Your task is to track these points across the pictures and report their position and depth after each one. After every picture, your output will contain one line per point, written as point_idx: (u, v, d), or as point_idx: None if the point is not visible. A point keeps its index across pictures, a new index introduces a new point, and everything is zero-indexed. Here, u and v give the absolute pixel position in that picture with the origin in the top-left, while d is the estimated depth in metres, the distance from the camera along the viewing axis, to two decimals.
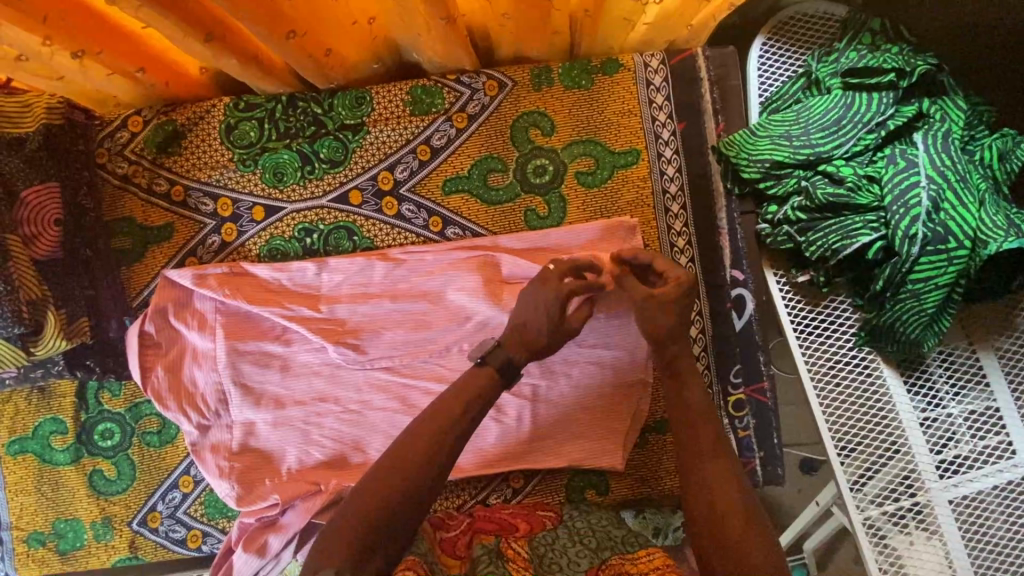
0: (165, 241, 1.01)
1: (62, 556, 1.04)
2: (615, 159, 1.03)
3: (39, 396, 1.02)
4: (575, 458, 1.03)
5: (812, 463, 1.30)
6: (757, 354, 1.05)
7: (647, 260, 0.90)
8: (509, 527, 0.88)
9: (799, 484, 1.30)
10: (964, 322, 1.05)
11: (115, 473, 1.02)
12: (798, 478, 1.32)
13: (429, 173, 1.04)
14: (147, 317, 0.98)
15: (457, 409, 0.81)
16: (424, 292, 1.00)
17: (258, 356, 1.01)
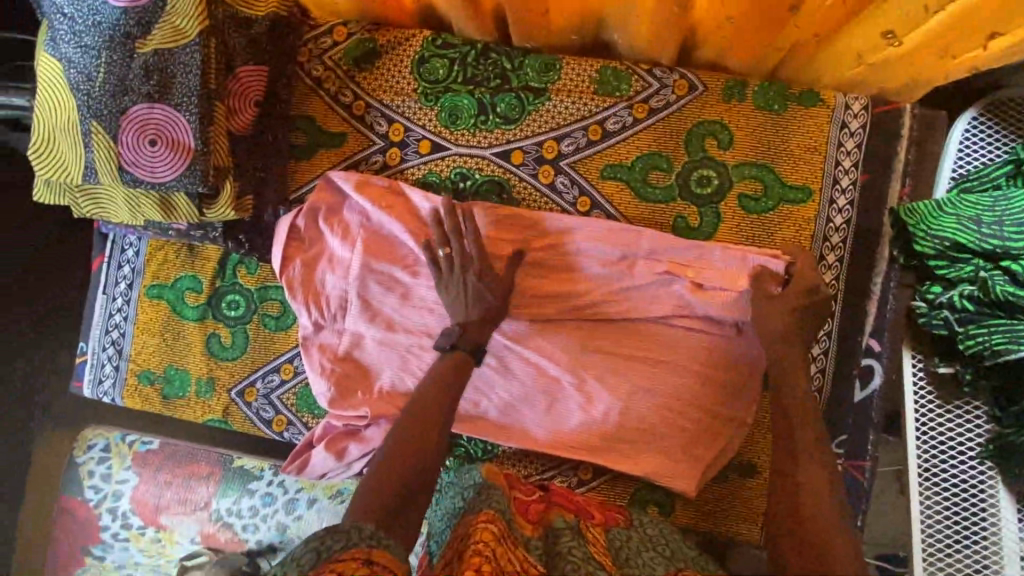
0: (334, 147, 1.07)
1: (164, 400, 1.12)
2: (783, 192, 1.00)
3: (187, 253, 1.11)
4: (648, 471, 1.02)
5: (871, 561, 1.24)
6: (868, 431, 1.00)
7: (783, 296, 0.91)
8: (585, 511, 0.90)
9: None
10: None
11: (230, 341, 1.10)
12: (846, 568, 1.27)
13: (593, 154, 1.03)
14: (301, 212, 1.05)
15: (449, 373, 0.93)
16: (555, 263, 1.03)
17: (385, 278, 1.05)
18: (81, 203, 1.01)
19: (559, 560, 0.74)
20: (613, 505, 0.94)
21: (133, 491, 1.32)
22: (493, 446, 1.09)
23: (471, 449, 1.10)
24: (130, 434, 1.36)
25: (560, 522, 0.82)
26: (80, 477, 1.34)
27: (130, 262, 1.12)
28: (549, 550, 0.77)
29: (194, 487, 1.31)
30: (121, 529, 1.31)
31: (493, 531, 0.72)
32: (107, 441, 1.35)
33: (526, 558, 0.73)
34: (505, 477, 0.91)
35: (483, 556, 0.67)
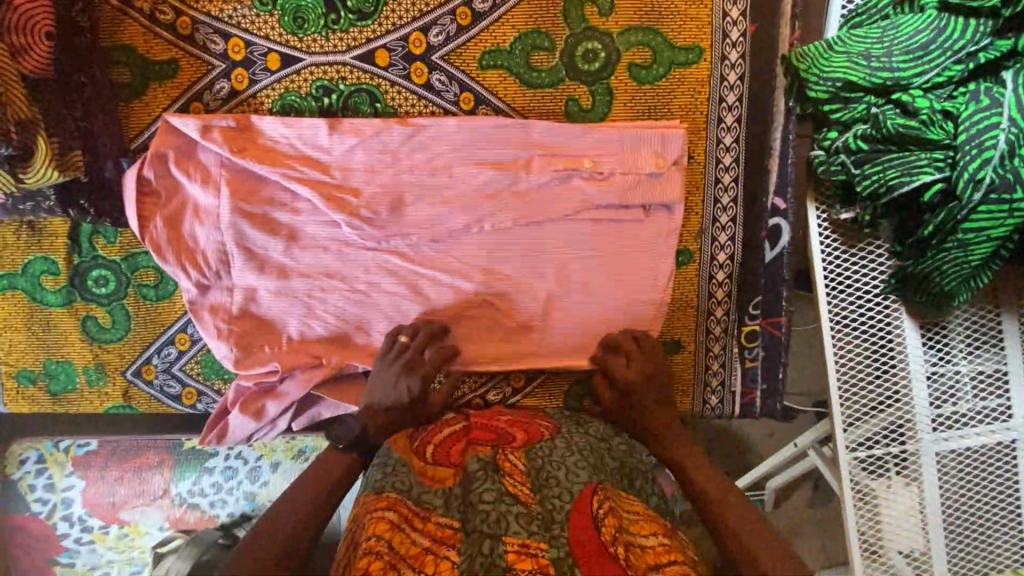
0: (169, 79, 0.92)
1: (52, 398, 1.01)
2: (673, 55, 0.93)
3: (29, 231, 0.96)
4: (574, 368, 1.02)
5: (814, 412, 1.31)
6: (782, 288, 1.01)
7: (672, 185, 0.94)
8: (506, 437, 0.87)
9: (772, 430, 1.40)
10: (995, 284, 1.00)
11: (109, 321, 0.99)
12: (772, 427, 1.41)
13: (467, 41, 0.92)
14: (147, 162, 0.91)
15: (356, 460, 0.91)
16: (446, 166, 0.95)
17: (263, 221, 0.95)
18: None
19: (473, 512, 0.74)
20: (540, 419, 0.94)
21: (83, 494, 1.25)
22: None
23: None
24: (62, 440, 1.27)
25: (475, 463, 0.80)
26: (21, 491, 1.25)
27: None
28: (465, 497, 0.77)
29: (146, 477, 1.25)
30: (82, 532, 1.26)
31: (387, 520, 0.74)
32: (39, 452, 1.26)
33: (438, 522, 0.75)
34: (412, 442, 0.88)
35: (372, 553, 0.69)
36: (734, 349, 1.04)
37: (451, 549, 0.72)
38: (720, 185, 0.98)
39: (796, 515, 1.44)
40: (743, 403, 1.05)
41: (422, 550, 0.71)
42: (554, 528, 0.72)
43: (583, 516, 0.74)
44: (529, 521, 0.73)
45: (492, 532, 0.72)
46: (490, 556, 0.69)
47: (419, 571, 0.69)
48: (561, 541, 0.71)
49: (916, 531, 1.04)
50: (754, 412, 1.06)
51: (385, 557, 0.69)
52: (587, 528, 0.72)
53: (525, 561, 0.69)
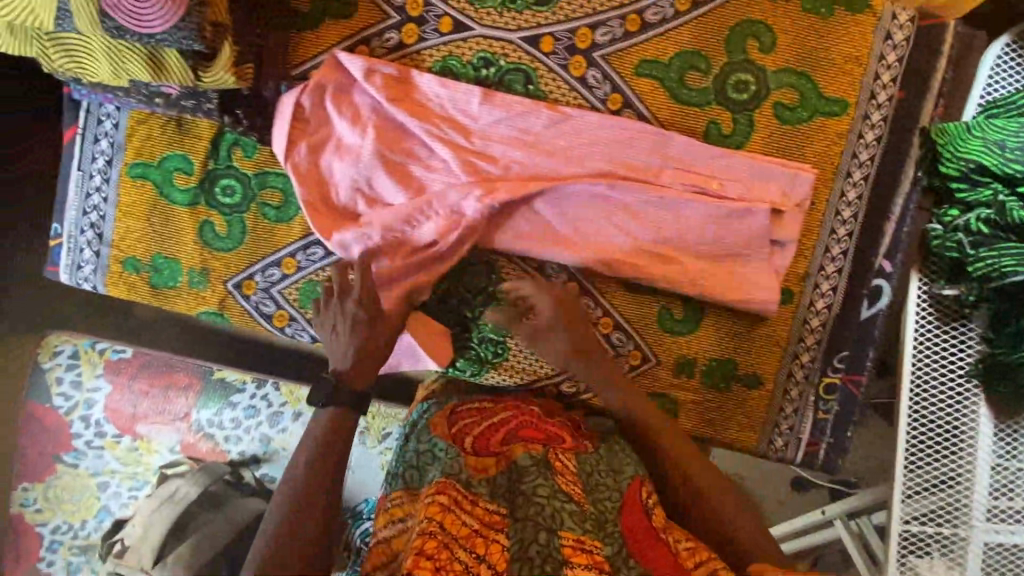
0: (343, 19, 0.96)
1: (151, 290, 1.04)
2: (819, 103, 0.97)
3: (175, 128, 1.00)
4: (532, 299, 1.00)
5: (801, 481, 1.41)
6: (870, 348, 1.03)
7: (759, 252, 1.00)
8: (554, 437, 0.91)
9: (788, 497, 1.41)
10: None
11: (225, 231, 1.02)
12: (789, 493, 1.42)
13: (630, 46, 0.96)
14: (307, 89, 0.95)
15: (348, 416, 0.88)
16: (580, 159, 0.99)
17: (397, 171, 0.99)
18: (51, 55, 0.85)
19: (524, 503, 0.79)
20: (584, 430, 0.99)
21: (107, 399, 1.29)
22: (504, 349, 1.06)
23: (482, 351, 1.06)
24: (100, 342, 1.31)
25: (526, 459, 0.84)
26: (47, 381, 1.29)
27: (107, 135, 1.00)
28: (512, 487, 0.82)
29: (171, 398, 1.30)
30: (95, 436, 1.28)
31: (438, 504, 0.78)
32: (76, 348, 1.30)
33: (487, 508, 0.80)
34: (452, 430, 0.93)
35: (426, 534, 0.74)
36: (810, 397, 1.05)
37: (500, 533, 0.78)
38: (834, 236, 1.00)
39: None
40: (806, 452, 1.06)
41: (472, 532, 0.77)
42: (608, 528, 0.79)
43: (638, 522, 0.81)
44: (582, 519, 0.77)
45: (549, 526, 0.75)
46: (547, 546, 0.73)
47: (472, 552, 0.74)
48: (615, 535, 0.79)
49: None
50: (815, 463, 1.07)
51: (439, 536, 0.74)
52: (637, 519, 0.81)
53: (581, 556, 0.72)
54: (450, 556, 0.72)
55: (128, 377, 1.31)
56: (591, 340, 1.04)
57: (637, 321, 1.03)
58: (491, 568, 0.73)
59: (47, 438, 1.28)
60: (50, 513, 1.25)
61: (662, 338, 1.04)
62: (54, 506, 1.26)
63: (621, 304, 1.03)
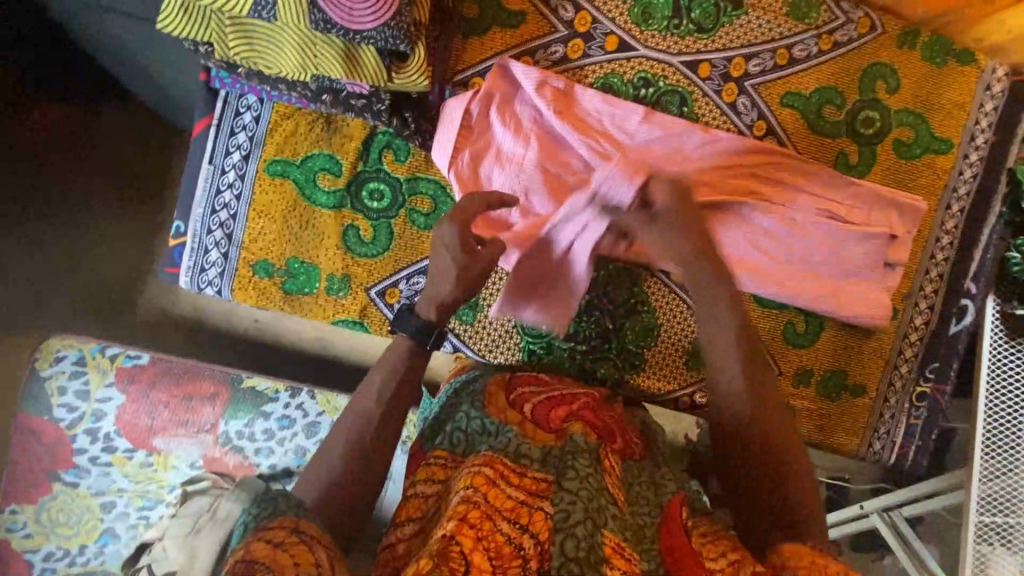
0: (512, 28, 0.96)
1: (285, 296, 0.97)
2: (931, 141, 1.09)
3: (324, 126, 0.94)
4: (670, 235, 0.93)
5: None
6: (955, 360, 1.16)
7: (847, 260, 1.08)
8: (608, 433, 0.87)
9: None
10: None
11: (370, 236, 0.97)
12: None
13: (778, 79, 1.03)
14: (476, 97, 0.93)
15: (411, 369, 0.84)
16: (726, 182, 1.04)
17: (555, 184, 0.98)
18: (228, 41, 0.79)
19: (567, 472, 0.71)
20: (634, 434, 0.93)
21: (118, 412, 1.26)
22: (641, 360, 1.08)
23: (620, 362, 1.08)
24: (110, 348, 1.28)
25: (581, 439, 0.78)
26: (48, 393, 1.25)
27: (246, 128, 0.93)
28: (563, 458, 0.75)
29: (196, 407, 1.28)
30: (103, 452, 1.25)
31: (484, 475, 0.72)
32: (79, 353, 1.27)
33: (535, 477, 0.74)
34: (508, 399, 0.92)
35: (470, 502, 0.68)
36: (904, 404, 1.17)
37: (544, 502, 0.70)
38: (933, 260, 1.13)
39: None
40: (897, 455, 1.18)
41: (518, 503, 0.70)
42: (645, 542, 0.72)
43: (674, 529, 0.73)
44: (624, 527, 0.71)
45: (597, 518, 0.66)
46: (592, 535, 0.64)
47: (515, 523, 0.67)
48: (652, 552, 0.71)
49: None
50: (904, 463, 1.18)
51: (481, 507, 0.68)
52: (676, 537, 0.72)
53: (621, 560, 0.66)
54: (492, 528, 0.66)
55: (142, 385, 1.28)
56: None
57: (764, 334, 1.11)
58: (534, 537, 0.66)
59: (46, 455, 1.24)
60: (42, 539, 1.24)
61: (784, 349, 1.12)
62: (48, 531, 1.24)
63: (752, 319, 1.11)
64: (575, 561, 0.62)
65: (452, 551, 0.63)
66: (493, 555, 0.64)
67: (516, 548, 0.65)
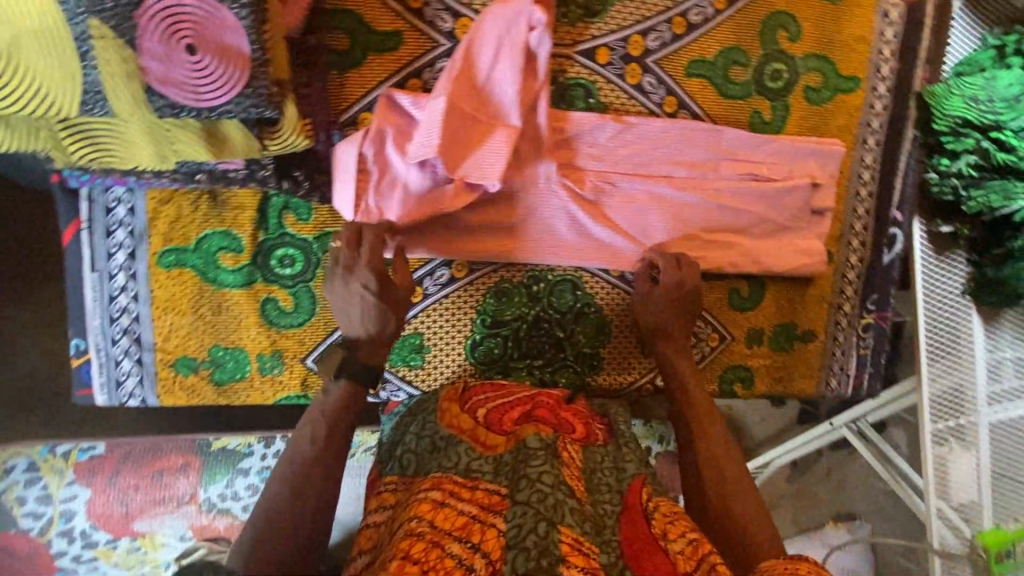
0: (390, 52, 0.88)
1: (216, 387, 0.91)
2: (838, 82, 1.07)
3: (210, 202, 0.86)
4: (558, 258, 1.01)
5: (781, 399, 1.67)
6: (891, 287, 1.20)
7: (773, 214, 1.08)
8: (566, 426, 0.87)
9: (769, 415, 1.67)
10: None
11: (291, 305, 0.91)
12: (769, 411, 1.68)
13: (680, 50, 0.99)
14: (368, 137, 0.86)
15: (350, 402, 0.83)
16: (646, 168, 1.01)
17: (467, 207, 0.95)
18: (66, 146, 0.70)
19: (528, 487, 0.71)
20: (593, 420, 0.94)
21: (88, 506, 1.19)
22: (599, 360, 1.08)
23: (578, 367, 1.07)
24: (59, 446, 1.19)
25: (535, 442, 0.77)
26: (8, 507, 1.17)
27: (123, 224, 0.84)
28: (516, 469, 0.75)
29: (169, 482, 1.22)
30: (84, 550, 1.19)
31: (431, 500, 0.71)
32: (30, 459, 1.17)
33: (487, 490, 0.73)
34: (463, 409, 0.90)
35: (415, 534, 0.66)
36: (852, 338, 1.21)
37: (499, 516, 0.71)
38: (858, 197, 1.14)
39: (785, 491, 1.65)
40: (854, 385, 1.23)
41: (469, 520, 0.69)
42: (606, 532, 0.72)
43: (636, 521, 0.74)
44: (583, 518, 0.70)
45: (548, 514, 0.67)
46: (545, 538, 0.65)
47: (466, 542, 0.67)
48: (611, 543, 0.70)
49: (975, 486, 1.26)
50: (860, 392, 1.24)
51: (427, 535, 0.66)
52: (639, 526, 0.73)
53: (577, 557, 0.65)
54: (440, 555, 0.64)
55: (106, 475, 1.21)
56: None
57: (710, 305, 1.11)
58: (485, 557, 0.65)
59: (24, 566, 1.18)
60: None
61: (733, 315, 1.13)
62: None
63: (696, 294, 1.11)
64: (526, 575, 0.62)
65: None
66: None
67: (467, 569, 0.64)
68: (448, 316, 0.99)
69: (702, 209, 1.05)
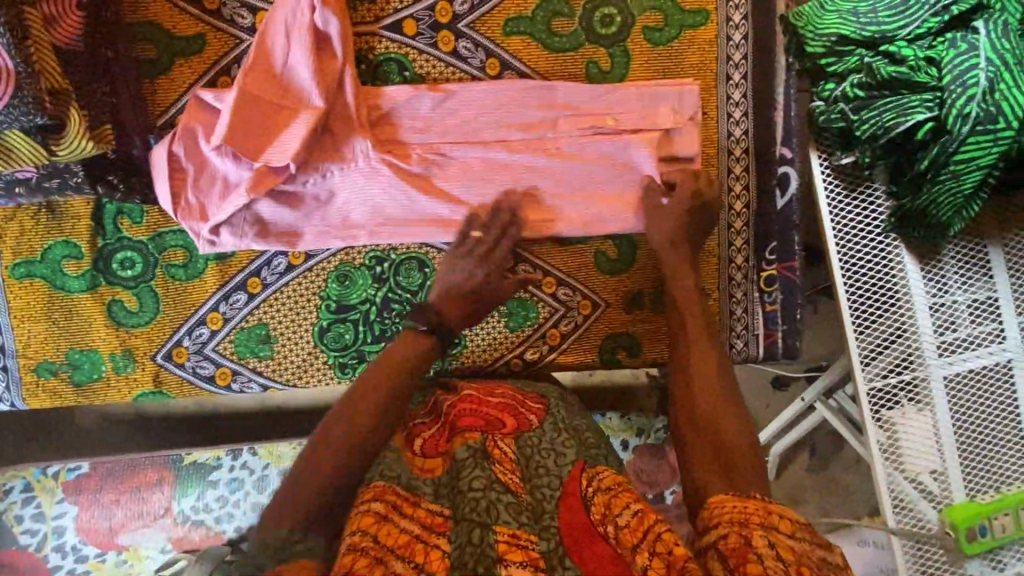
0: (195, 55, 0.92)
1: (76, 388, 0.97)
2: (683, 17, 1.00)
3: (49, 215, 0.93)
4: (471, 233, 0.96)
5: (782, 381, 1.44)
6: (793, 232, 1.08)
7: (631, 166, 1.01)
8: (494, 423, 0.80)
9: (769, 398, 1.44)
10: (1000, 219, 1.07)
11: (136, 304, 0.96)
12: (769, 394, 1.45)
13: (492, 10, 0.97)
14: (176, 137, 0.90)
15: (377, 369, 0.85)
16: (478, 134, 0.98)
17: (292, 195, 0.96)
18: None
19: (462, 499, 0.67)
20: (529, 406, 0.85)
21: (76, 521, 1.23)
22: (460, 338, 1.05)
23: None
24: (50, 466, 1.24)
25: (463, 452, 0.73)
26: (12, 526, 1.22)
27: None
28: (453, 481, 0.71)
29: (146, 497, 1.24)
30: (77, 563, 1.22)
31: (373, 513, 0.66)
32: (26, 479, 1.23)
33: (429, 508, 0.69)
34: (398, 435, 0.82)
35: (357, 549, 0.61)
36: (753, 294, 1.10)
37: (442, 536, 0.65)
38: (732, 138, 1.05)
39: (806, 481, 1.46)
40: (766, 345, 1.11)
41: (412, 538, 0.65)
42: (544, 518, 0.67)
43: (574, 506, 0.69)
44: (520, 510, 0.66)
45: (482, 519, 0.64)
46: (480, 543, 0.62)
47: (409, 563, 0.62)
48: (551, 530, 0.66)
49: (935, 452, 1.09)
50: (776, 353, 1.11)
51: (371, 552, 0.61)
52: (577, 515, 0.68)
53: (516, 551, 0.62)
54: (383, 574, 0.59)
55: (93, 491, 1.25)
56: (541, 303, 1.06)
57: (577, 272, 1.05)
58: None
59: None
60: None
61: (603, 280, 1.06)
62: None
63: (560, 261, 1.05)
64: None
65: None
66: None
67: None
68: (292, 303, 0.99)
69: (546, 168, 1.00)
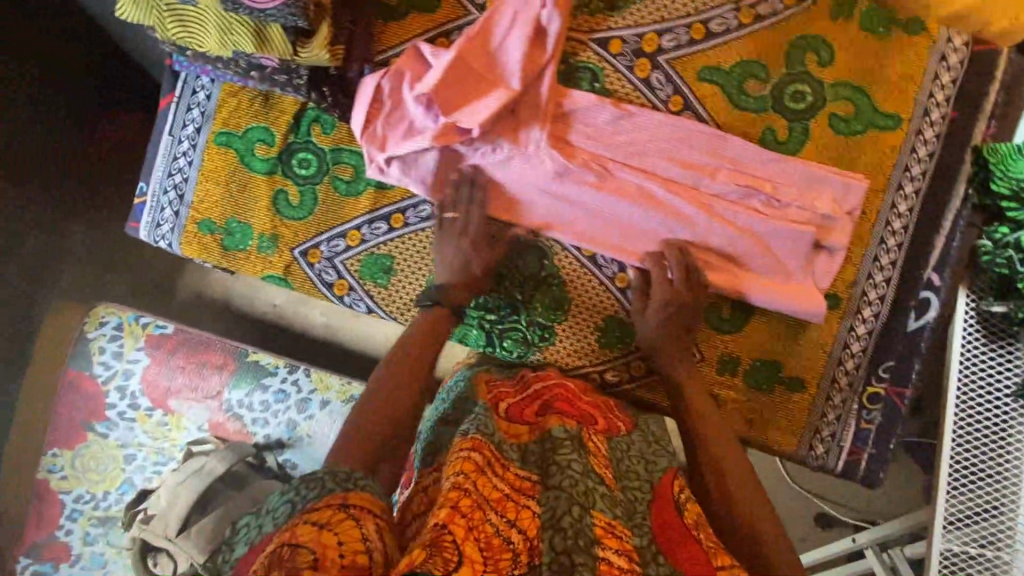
0: (427, 13, 1.05)
1: (223, 251, 1.10)
2: (874, 117, 1.01)
3: (262, 103, 1.08)
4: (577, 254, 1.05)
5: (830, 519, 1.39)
6: (915, 360, 1.04)
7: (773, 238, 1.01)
8: (588, 418, 0.88)
9: (817, 536, 1.39)
10: None
11: (298, 199, 1.08)
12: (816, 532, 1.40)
13: (695, 54, 1.03)
14: (388, 73, 1.01)
15: (429, 323, 0.98)
16: (641, 159, 1.03)
17: (461, 157, 1.05)
18: (165, 24, 0.95)
19: (559, 470, 0.69)
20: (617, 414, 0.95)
21: (144, 371, 1.25)
22: (552, 334, 1.10)
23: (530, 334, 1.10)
24: (145, 315, 1.28)
25: (561, 431, 0.76)
26: (89, 352, 1.26)
27: (199, 105, 1.09)
28: (544, 455, 0.74)
29: (205, 374, 1.26)
30: (128, 407, 1.24)
31: (473, 461, 0.68)
32: (119, 319, 1.27)
33: (518, 472, 0.72)
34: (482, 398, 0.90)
35: (462, 488, 0.64)
36: (853, 404, 1.06)
37: (530, 499, 0.68)
38: (884, 245, 1.03)
39: None
40: (847, 462, 1.06)
41: (503, 495, 0.67)
42: (637, 517, 0.73)
43: (665, 507, 0.75)
44: (614, 504, 0.70)
45: (580, 501, 0.66)
46: (580, 521, 0.64)
47: (502, 516, 0.64)
48: (643, 529, 0.71)
49: None
50: (855, 474, 1.06)
51: (473, 495, 0.64)
52: (670, 513, 0.74)
53: (611, 538, 0.64)
54: (482, 517, 0.62)
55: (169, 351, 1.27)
56: None
57: None
58: (522, 533, 0.64)
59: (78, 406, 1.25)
60: (75, 481, 1.22)
61: (706, 334, 1.06)
62: (81, 474, 1.22)
63: None
64: (566, 553, 0.61)
65: (444, 540, 0.58)
66: (483, 545, 0.61)
67: (505, 541, 0.63)
68: (420, 246, 1.08)
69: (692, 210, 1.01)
